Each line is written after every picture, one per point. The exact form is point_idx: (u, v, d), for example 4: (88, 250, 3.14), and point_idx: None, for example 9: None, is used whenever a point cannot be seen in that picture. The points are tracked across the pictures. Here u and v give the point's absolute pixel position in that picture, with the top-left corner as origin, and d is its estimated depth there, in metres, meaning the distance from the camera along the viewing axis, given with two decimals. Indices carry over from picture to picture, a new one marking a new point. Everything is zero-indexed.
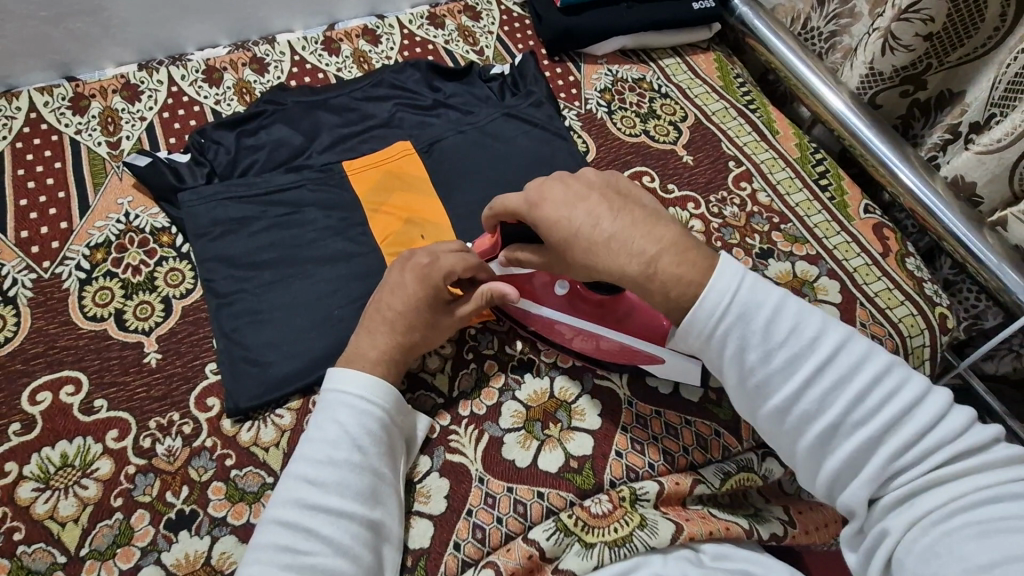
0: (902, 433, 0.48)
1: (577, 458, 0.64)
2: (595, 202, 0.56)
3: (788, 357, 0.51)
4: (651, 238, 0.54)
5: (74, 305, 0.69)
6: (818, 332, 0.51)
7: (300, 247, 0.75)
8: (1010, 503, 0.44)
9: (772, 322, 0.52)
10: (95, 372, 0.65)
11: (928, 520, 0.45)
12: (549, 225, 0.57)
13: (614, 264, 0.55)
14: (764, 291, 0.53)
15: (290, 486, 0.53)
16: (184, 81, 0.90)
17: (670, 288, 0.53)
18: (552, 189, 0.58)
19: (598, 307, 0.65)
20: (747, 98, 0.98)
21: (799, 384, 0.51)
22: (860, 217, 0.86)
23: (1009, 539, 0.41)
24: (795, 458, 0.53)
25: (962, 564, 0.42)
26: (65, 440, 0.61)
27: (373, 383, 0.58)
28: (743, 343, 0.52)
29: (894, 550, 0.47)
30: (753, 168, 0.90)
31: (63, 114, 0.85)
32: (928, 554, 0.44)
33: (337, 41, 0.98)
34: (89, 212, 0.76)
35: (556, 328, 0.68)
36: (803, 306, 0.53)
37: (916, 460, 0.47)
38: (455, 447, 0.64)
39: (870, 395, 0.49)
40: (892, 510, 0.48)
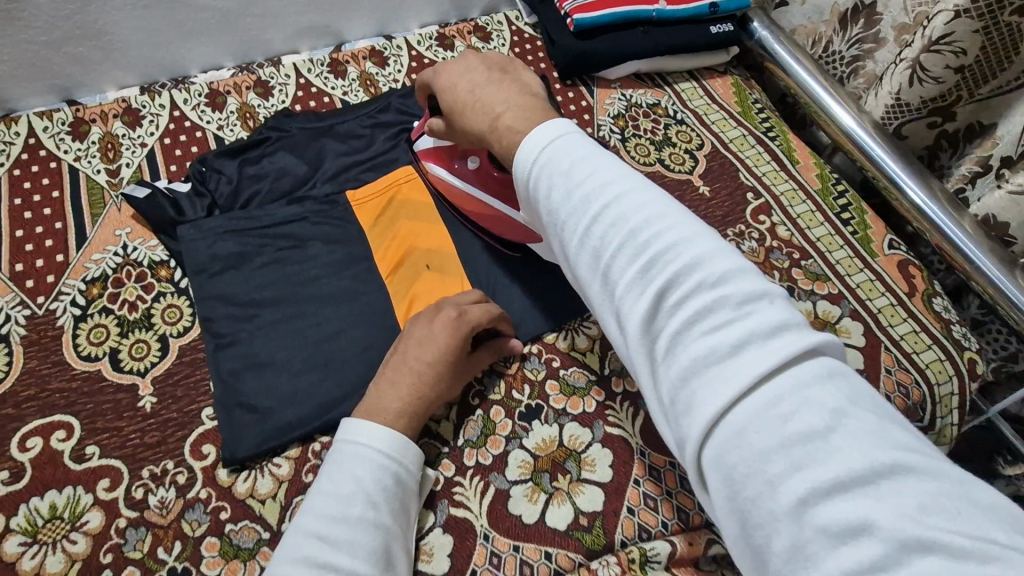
0: (683, 294, 0.41)
1: (587, 514, 0.61)
2: (481, 74, 0.62)
3: (591, 215, 0.47)
4: (503, 101, 0.58)
5: (68, 344, 0.67)
6: (618, 185, 0.47)
7: (302, 284, 0.72)
8: (807, 392, 0.36)
9: (591, 176, 0.48)
10: (88, 417, 0.63)
11: (726, 425, 0.37)
12: (440, 89, 0.64)
13: (475, 127, 0.60)
14: (581, 146, 0.51)
15: (297, 542, 0.50)
16: (187, 105, 0.88)
17: (505, 138, 0.56)
18: (453, 64, 0.64)
19: (502, 181, 0.72)
20: (766, 125, 0.94)
21: (597, 231, 0.46)
22: (884, 253, 0.83)
23: (813, 458, 0.34)
24: (607, 328, 0.47)
25: (766, 483, 0.35)
26: (55, 490, 0.58)
27: (393, 436, 0.56)
28: (550, 187, 0.50)
29: (697, 456, 0.38)
30: (773, 200, 0.86)
31: (63, 140, 0.83)
32: (728, 453, 0.37)
33: (343, 63, 0.95)
34: (86, 245, 0.74)
35: (465, 200, 0.75)
36: (621, 168, 0.49)
37: (706, 323, 0.40)
38: (459, 500, 0.61)
39: (651, 243, 0.43)
40: (681, 393, 0.39)
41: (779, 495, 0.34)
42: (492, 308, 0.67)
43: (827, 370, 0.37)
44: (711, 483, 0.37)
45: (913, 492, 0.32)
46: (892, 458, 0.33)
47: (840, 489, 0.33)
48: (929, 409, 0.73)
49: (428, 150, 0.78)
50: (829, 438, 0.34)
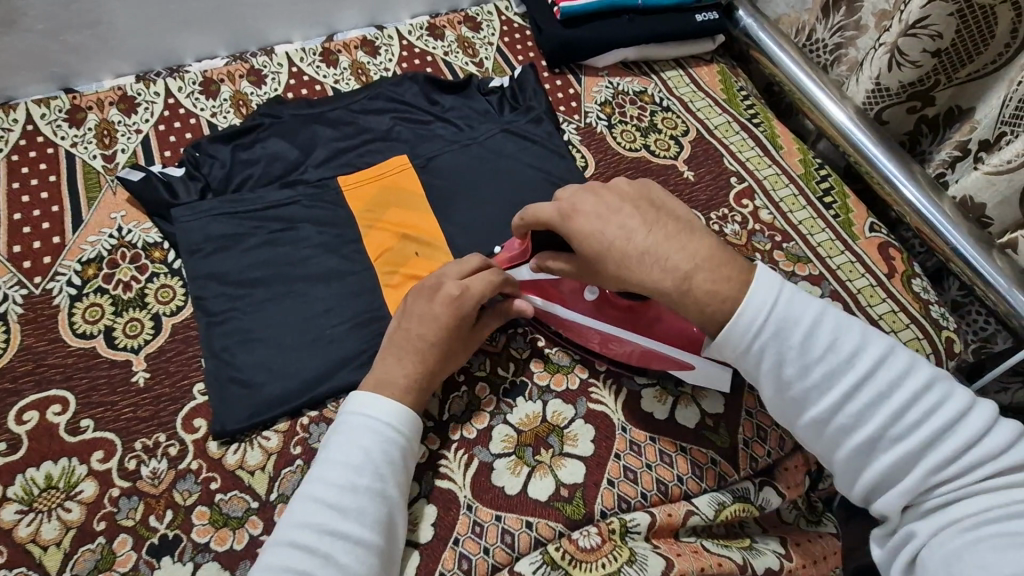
0: (936, 445, 0.50)
1: (568, 486, 0.63)
2: (630, 217, 0.58)
3: (826, 372, 0.53)
4: (688, 255, 0.56)
5: (64, 322, 0.69)
6: (857, 350, 0.53)
7: (292, 265, 0.74)
8: (1015, 513, 0.46)
9: (811, 337, 0.53)
10: (83, 392, 0.64)
11: (961, 526, 0.48)
12: (582, 239, 0.58)
13: (631, 272, 0.57)
14: (805, 303, 0.54)
15: (304, 508, 0.53)
16: (181, 93, 0.90)
17: (704, 305, 0.55)
18: (585, 203, 0.59)
19: (625, 313, 0.66)
20: (751, 112, 0.96)
21: (850, 405, 0.52)
22: (864, 235, 0.84)
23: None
24: (832, 464, 0.55)
25: (979, 565, 0.44)
26: (51, 461, 0.60)
27: (399, 410, 0.59)
28: (779, 360, 0.54)
29: (919, 552, 0.49)
30: (756, 185, 0.88)
31: (60, 127, 0.84)
32: (951, 559, 0.46)
33: (335, 53, 0.97)
34: (82, 227, 0.76)
35: (583, 333, 0.69)
36: (840, 320, 0.54)
37: (947, 458, 0.49)
38: (443, 472, 0.63)
39: (909, 411, 0.51)
40: (920, 514, 0.50)
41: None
42: (496, 275, 0.65)
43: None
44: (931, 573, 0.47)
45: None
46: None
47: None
48: None
49: (531, 286, 0.68)
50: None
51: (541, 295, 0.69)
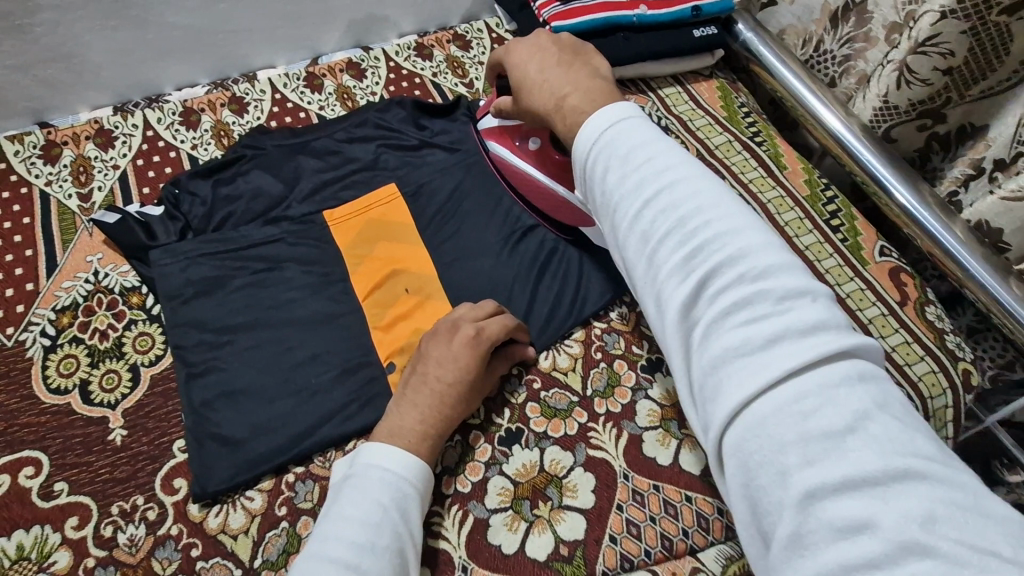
0: (745, 284, 0.39)
1: (567, 543, 0.60)
2: (552, 54, 0.61)
3: (637, 188, 0.45)
4: (572, 82, 0.57)
5: (38, 376, 0.66)
6: (671, 176, 0.45)
7: (276, 309, 0.71)
8: (848, 395, 0.34)
9: (643, 155, 0.46)
10: (57, 452, 0.61)
11: (749, 411, 0.36)
12: (512, 67, 0.64)
13: (536, 102, 0.60)
14: (642, 131, 0.48)
15: (318, 569, 0.48)
16: (160, 124, 0.86)
17: (569, 120, 0.55)
18: (526, 42, 0.64)
19: (557, 166, 0.72)
20: (753, 130, 0.92)
21: (648, 215, 0.44)
22: (874, 261, 0.81)
23: (828, 450, 0.33)
24: (653, 313, 0.44)
25: (777, 472, 0.34)
26: (23, 529, 0.57)
27: (418, 467, 0.57)
28: (607, 169, 0.48)
29: (719, 440, 0.38)
30: (759, 209, 0.84)
31: (34, 164, 0.81)
32: (743, 450, 0.36)
33: (319, 77, 0.93)
34: (56, 272, 0.73)
35: (535, 189, 0.75)
36: (680, 154, 0.47)
37: (742, 305, 0.39)
38: (437, 531, 0.60)
39: (716, 237, 0.41)
40: (708, 379, 0.38)
41: (790, 485, 0.34)
42: (510, 321, 0.66)
43: (862, 372, 0.36)
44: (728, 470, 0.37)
45: (923, 499, 0.31)
46: (906, 463, 0.32)
47: (849, 487, 0.32)
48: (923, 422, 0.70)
49: (493, 130, 0.79)
50: (846, 440, 0.33)
51: (501, 140, 0.78)
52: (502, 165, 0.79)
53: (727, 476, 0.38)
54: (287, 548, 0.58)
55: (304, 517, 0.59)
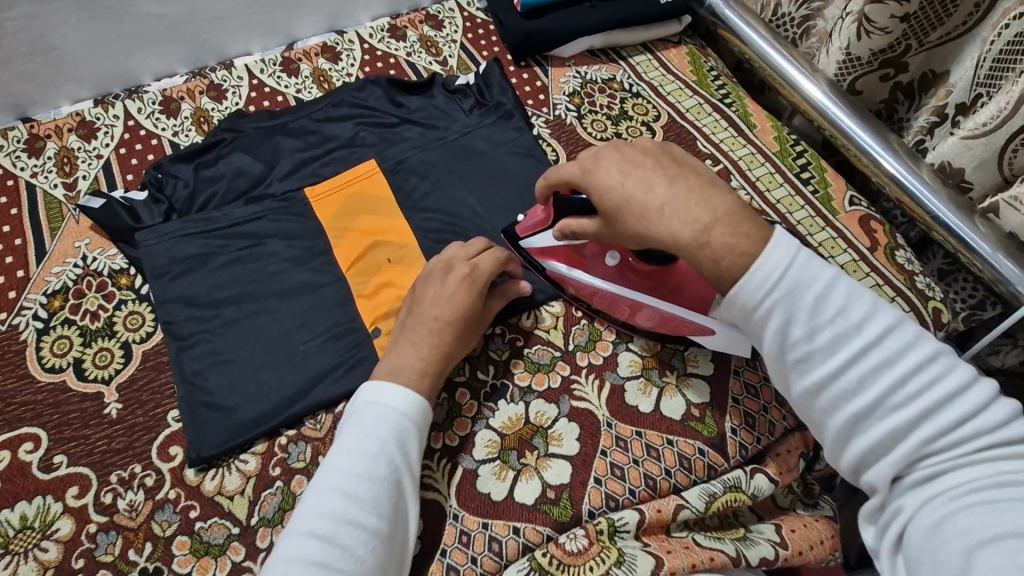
0: (948, 424, 0.45)
1: (554, 487, 0.61)
2: (651, 169, 0.55)
3: (834, 334, 0.49)
4: (706, 207, 0.52)
5: (33, 357, 0.67)
6: (871, 313, 0.49)
7: (261, 283, 0.72)
8: (1021, 495, 0.42)
9: (824, 297, 0.49)
10: (55, 427, 0.63)
11: (943, 494, 0.44)
12: (601, 189, 0.57)
13: (657, 232, 0.54)
14: (820, 267, 0.50)
15: (318, 499, 0.51)
16: (141, 114, 0.88)
17: (720, 258, 0.51)
18: (607, 159, 0.58)
19: (647, 278, 0.65)
20: (722, 92, 0.94)
21: (848, 371, 0.48)
22: (844, 210, 0.83)
23: (1017, 518, 0.40)
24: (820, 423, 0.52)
25: (961, 537, 0.41)
26: (25, 500, 0.59)
27: (413, 400, 0.58)
28: (788, 320, 0.50)
29: (907, 527, 0.46)
30: (731, 166, 0.86)
31: (19, 157, 0.83)
32: (937, 532, 0.43)
33: (295, 62, 0.95)
34: (46, 258, 0.74)
35: (614, 301, 0.68)
36: (852, 287, 0.50)
37: (953, 437, 0.45)
38: (427, 483, 0.62)
39: (914, 383, 0.47)
40: (915, 483, 0.46)
41: (970, 542, 0.40)
42: (500, 255, 0.68)
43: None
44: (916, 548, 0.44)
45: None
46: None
47: None
48: None
49: (551, 251, 0.70)
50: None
51: (568, 261, 0.70)
52: (573, 287, 0.71)
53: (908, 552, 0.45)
54: (282, 505, 0.60)
55: (297, 476, 0.61)
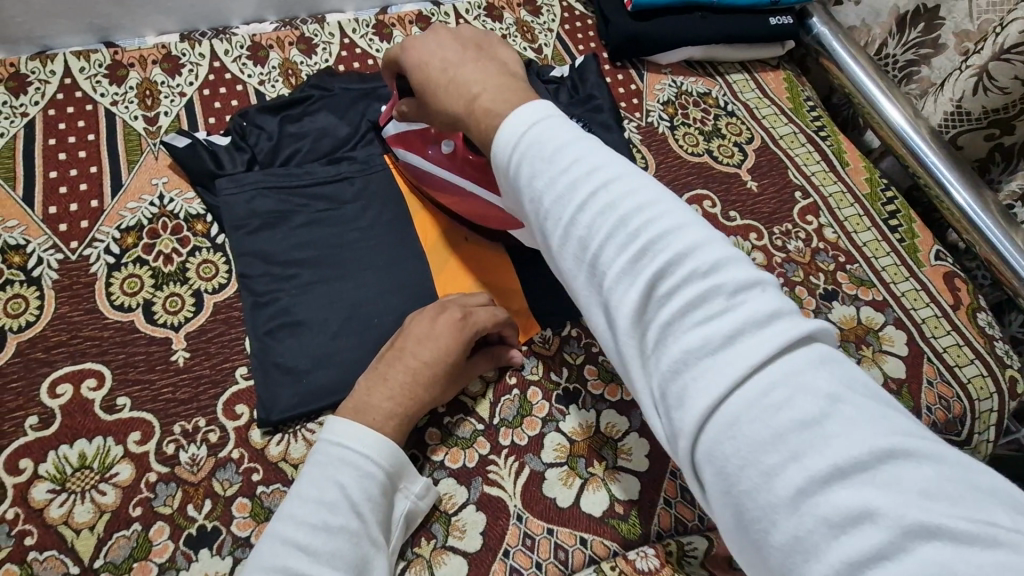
0: (675, 283, 0.38)
1: (622, 502, 0.60)
2: (454, 50, 0.54)
3: (592, 215, 0.41)
4: (484, 80, 0.51)
5: (102, 292, 0.65)
6: (613, 181, 0.42)
7: (341, 248, 0.70)
8: (801, 396, 0.33)
9: (571, 163, 0.43)
10: (120, 367, 0.61)
11: (723, 413, 0.34)
12: (411, 63, 0.55)
13: (431, 79, 0.54)
14: (569, 134, 0.45)
15: (272, 550, 0.47)
16: (227, 56, 0.85)
17: (482, 121, 0.49)
18: (423, 40, 0.56)
19: (477, 167, 0.66)
20: (817, 124, 0.92)
21: (609, 250, 0.40)
22: (930, 263, 0.81)
23: (809, 445, 0.32)
24: (602, 332, 0.42)
25: (761, 473, 0.33)
26: (85, 439, 0.57)
27: (379, 443, 0.53)
28: (542, 185, 0.44)
29: (691, 451, 0.36)
30: (821, 201, 0.85)
31: (99, 83, 0.80)
32: (723, 450, 0.34)
33: (388, 26, 0.92)
34: (121, 191, 0.72)
35: (454, 198, 0.69)
36: (608, 155, 0.44)
37: (709, 315, 0.37)
38: (492, 479, 0.60)
39: (667, 246, 0.39)
40: (671, 387, 0.37)
41: (775, 487, 0.32)
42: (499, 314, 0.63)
43: (821, 356, 0.35)
44: (705, 477, 0.35)
45: (918, 480, 0.30)
46: (892, 444, 0.31)
47: (838, 475, 0.31)
48: (969, 424, 0.71)
49: (400, 136, 0.72)
50: (824, 421, 0.32)
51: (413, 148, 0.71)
52: (425, 174, 0.71)
53: (708, 493, 0.36)
54: None
55: None
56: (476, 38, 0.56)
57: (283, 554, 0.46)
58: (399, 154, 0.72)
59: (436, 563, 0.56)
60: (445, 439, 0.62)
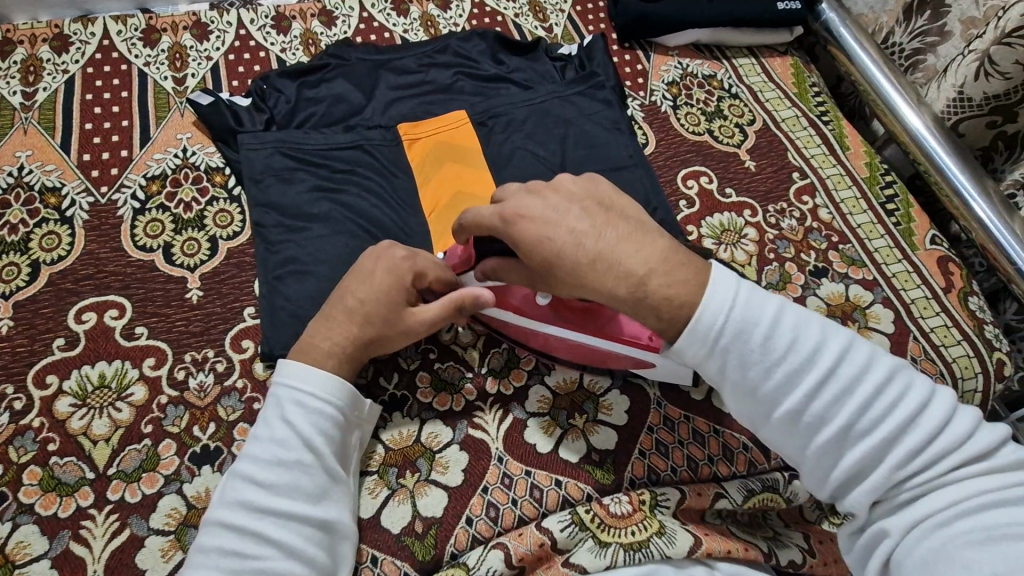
0: (930, 455, 0.45)
1: (599, 452, 0.63)
2: (582, 221, 0.52)
3: (793, 372, 0.48)
4: (642, 257, 0.51)
5: (127, 233, 0.70)
6: (828, 346, 0.48)
7: (346, 203, 0.74)
8: (1017, 511, 0.42)
9: (772, 335, 0.48)
10: (139, 300, 0.66)
11: (935, 524, 0.44)
12: (529, 219, 0.54)
13: (569, 256, 0.52)
14: (760, 301, 0.49)
15: (236, 488, 0.51)
16: (253, 25, 0.90)
17: (661, 310, 0.50)
18: (534, 207, 0.54)
19: (581, 315, 0.62)
20: (821, 109, 0.94)
21: (818, 405, 0.47)
22: (924, 247, 0.82)
23: (1019, 550, 0.40)
24: (792, 459, 0.51)
25: (973, 544, 0.42)
26: (105, 361, 0.62)
27: (323, 378, 0.55)
28: (743, 363, 0.49)
29: (891, 556, 0.46)
30: (818, 183, 0.86)
31: (135, 45, 0.86)
32: (931, 563, 0.43)
33: (406, 2, 0.96)
34: (149, 144, 0.77)
35: (534, 334, 0.65)
36: (800, 314, 0.50)
37: (879, 441, 0.46)
38: (478, 423, 0.64)
39: (878, 406, 0.46)
40: (881, 510, 0.47)
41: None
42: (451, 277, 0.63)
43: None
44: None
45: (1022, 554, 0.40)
46: None
47: None
48: None
49: (474, 289, 0.65)
50: (1007, 529, 0.41)
51: None
52: (506, 325, 0.66)
53: None
54: None
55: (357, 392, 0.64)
56: (592, 197, 0.55)
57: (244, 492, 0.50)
58: (468, 306, 0.67)
59: (418, 494, 0.60)
60: (435, 383, 0.66)
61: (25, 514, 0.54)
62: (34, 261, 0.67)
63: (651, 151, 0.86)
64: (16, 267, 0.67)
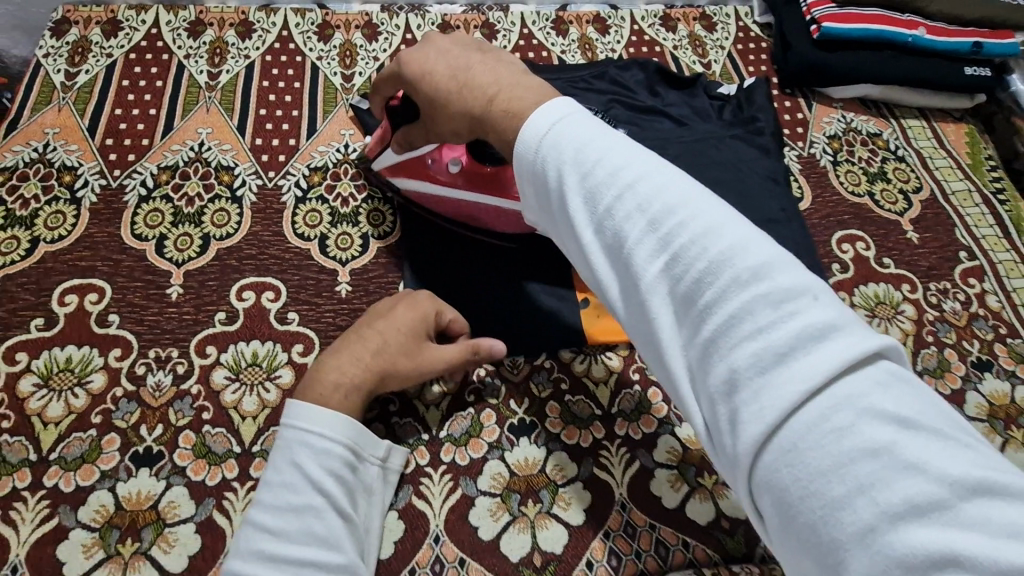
0: (725, 285, 0.35)
1: (729, 518, 0.60)
2: (468, 55, 0.53)
3: (633, 229, 0.39)
4: (497, 79, 0.50)
5: (288, 220, 0.73)
6: (661, 197, 0.39)
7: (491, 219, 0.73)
8: (873, 429, 0.30)
9: (619, 185, 0.40)
10: (293, 287, 0.69)
11: (784, 437, 0.32)
12: (414, 60, 0.55)
13: (446, 95, 0.53)
14: (619, 158, 0.42)
15: (249, 539, 0.48)
16: (419, 31, 0.92)
17: (503, 128, 0.48)
18: (425, 51, 0.55)
19: (488, 180, 0.68)
20: (996, 185, 0.86)
21: (666, 265, 0.38)
22: None
23: (874, 472, 0.29)
24: (655, 362, 0.40)
25: (825, 505, 0.30)
26: (259, 341, 0.65)
27: (333, 419, 0.52)
28: (612, 223, 0.40)
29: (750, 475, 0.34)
30: (988, 266, 0.79)
31: (310, 38, 0.90)
32: (782, 477, 0.32)
33: (566, 23, 0.97)
34: (315, 135, 0.81)
35: (463, 207, 0.70)
36: (665, 175, 0.41)
37: (713, 309, 0.35)
38: (603, 463, 0.62)
39: (700, 253, 0.36)
40: (722, 410, 0.34)
41: (841, 517, 0.30)
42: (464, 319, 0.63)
43: (887, 378, 0.32)
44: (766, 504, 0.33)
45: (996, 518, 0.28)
46: (997, 478, 0.29)
47: (912, 510, 0.28)
48: None
49: (396, 167, 0.72)
50: (854, 455, 0.30)
51: (417, 177, 0.71)
52: (431, 201, 0.72)
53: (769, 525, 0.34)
54: (469, 431, 0.63)
55: (487, 410, 0.64)
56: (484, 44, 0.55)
57: (258, 541, 0.47)
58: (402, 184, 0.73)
59: (539, 526, 0.59)
60: (565, 418, 0.65)
61: (177, 476, 0.57)
62: (206, 235, 0.71)
63: (806, 206, 0.82)
64: (189, 238, 0.71)
